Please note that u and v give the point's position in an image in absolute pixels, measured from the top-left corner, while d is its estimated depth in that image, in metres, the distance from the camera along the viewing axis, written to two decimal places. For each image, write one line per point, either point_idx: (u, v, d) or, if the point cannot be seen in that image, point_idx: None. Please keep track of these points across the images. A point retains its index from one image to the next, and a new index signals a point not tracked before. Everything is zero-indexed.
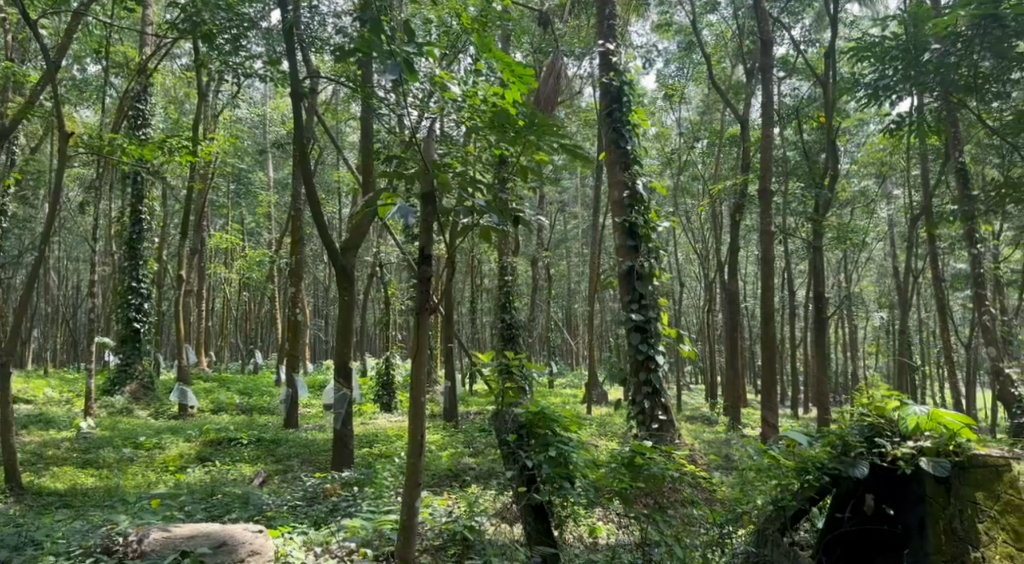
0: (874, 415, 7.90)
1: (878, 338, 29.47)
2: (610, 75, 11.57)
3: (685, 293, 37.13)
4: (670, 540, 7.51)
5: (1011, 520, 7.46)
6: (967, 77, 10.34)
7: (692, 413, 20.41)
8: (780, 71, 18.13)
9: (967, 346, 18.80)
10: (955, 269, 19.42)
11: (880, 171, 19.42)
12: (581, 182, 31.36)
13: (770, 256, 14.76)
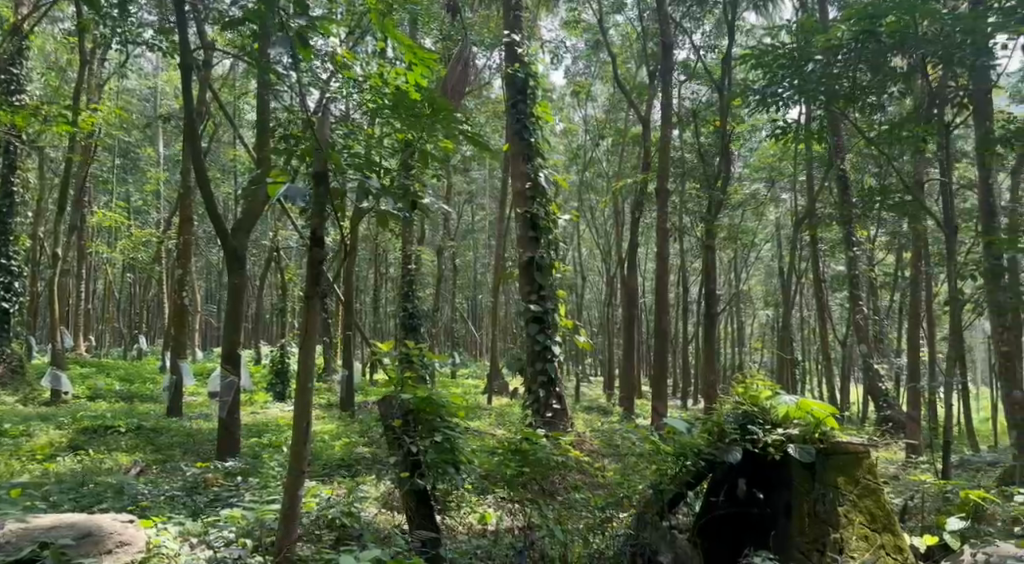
0: (749, 403, 8.11)
1: (765, 335, 30.84)
2: (515, 66, 11.72)
3: (587, 287, 37.93)
4: (551, 523, 7.46)
5: (868, 503, 8.03)
6: (847, 88, 10.68)
7: (587, 403, 20.87)
8: (682, 75, 18.65)
9: (843, 343, 19.90)
10: (836, 270, 20.49)
11: (771, 175, 20.29)
12: (488, 174, 31.55)
13: (666, 253, 15.20)
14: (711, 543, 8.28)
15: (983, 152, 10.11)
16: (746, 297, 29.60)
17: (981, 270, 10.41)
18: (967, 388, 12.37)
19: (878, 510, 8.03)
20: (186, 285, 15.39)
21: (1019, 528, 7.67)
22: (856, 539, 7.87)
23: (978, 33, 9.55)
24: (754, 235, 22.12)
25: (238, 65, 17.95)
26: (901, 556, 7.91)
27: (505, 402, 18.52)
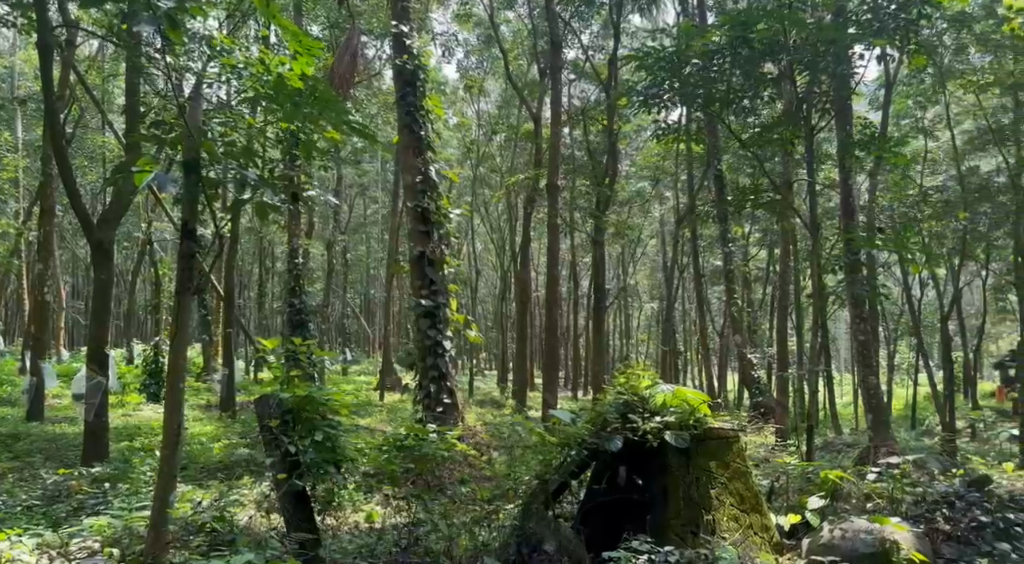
0: (630, 393, 8.35)
1: (650, 327, 31.88)
2: (404, 58, 11.42)
3: (481, 281, 38.25)
4: (436, 518, 7.43)
5: (737, 485, 8.26)
6: (721, 91, 11.10)
7: (480, 397, 21.08)
8: (571, 73, 18.99)
9: (720, 334, 20.83)
10: (713, 265, 21.41)
11: (654, 173, 20.99)
12: (381, 167, 31.25)
13: (556, 247, 15.44)
14: (595, 532, 8.34)
15: (843, 154, 10.77)
16: (633, 291, 30.45)
17: (841, 265, 11.09)
18: (831, 376, 13.12)
19: (747, 491, 8.29)
20: (45, 278, 15.07)
21: (869, 506, 8.09)
22: (725, 519, 8.06)
23: (838, 44, 10.16)
24: (641, 231, 22.81)
25: (108, 49, 17.21)
26: (767, 535, 8.24)
27: (394, 398, 18.52)
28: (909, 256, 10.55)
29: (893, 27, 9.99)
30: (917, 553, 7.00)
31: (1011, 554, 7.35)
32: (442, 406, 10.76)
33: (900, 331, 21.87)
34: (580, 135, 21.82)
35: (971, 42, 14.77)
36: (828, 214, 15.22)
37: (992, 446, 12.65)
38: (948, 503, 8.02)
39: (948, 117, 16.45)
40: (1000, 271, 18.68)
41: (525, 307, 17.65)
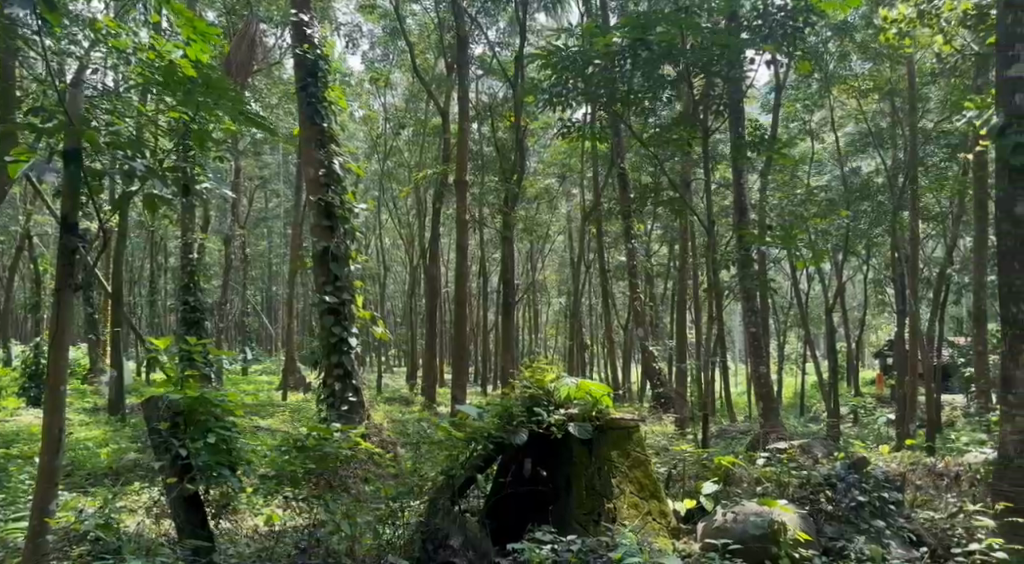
0: (535, 386, 8.14)
1: (558, 323, 32.24)
2: (305, 47, 10.99)
3: (390, 278, 37.97)
4: (338, 518, 7.00)
5: (637, 473, 8.37)
6: (624, 91, 11.22)
7: (387, 395, 20.87)
8: (478, 69, 18.97)
9: (625, 329, 21.20)
10: (619, 261, 21.78)
11: (562, 170, 21.22)
12: (283, 160, 30.49)
13: (463, 243, 15.35)
14: (501, 521, 8.31)
15: (737, 152, 11.22)
16: (540, 286, 30.79)
17: (735, 258, 11.46)
18: (729, 368, 13.48)
19: (647, 480, 8.39)
20: None
21: (760, 489, 8.33)
22: (627, 507, 8.17)
23: (730, 48, 10.60)
24: (547, 227, 23.08)
25: None
26: (665, 520, 8.33)
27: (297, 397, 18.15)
28: (795, 253, 11.17)
29: (781, 33, 10.65)
30: (803, 533, 7.27)
31: (886, 532, 7.68)
32: (344, 405, 10.55)
33: (791, 324, 22.77)
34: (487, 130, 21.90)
35: (855, 49, 15.52)
36: (725, 211, 15.69)
37: (876, 432, 13.28)
38: (830, 485, 8.19)
39: (833, 120, 17.28)
40: (882, 267, 19.69)
41: (433, 303, 17.55)
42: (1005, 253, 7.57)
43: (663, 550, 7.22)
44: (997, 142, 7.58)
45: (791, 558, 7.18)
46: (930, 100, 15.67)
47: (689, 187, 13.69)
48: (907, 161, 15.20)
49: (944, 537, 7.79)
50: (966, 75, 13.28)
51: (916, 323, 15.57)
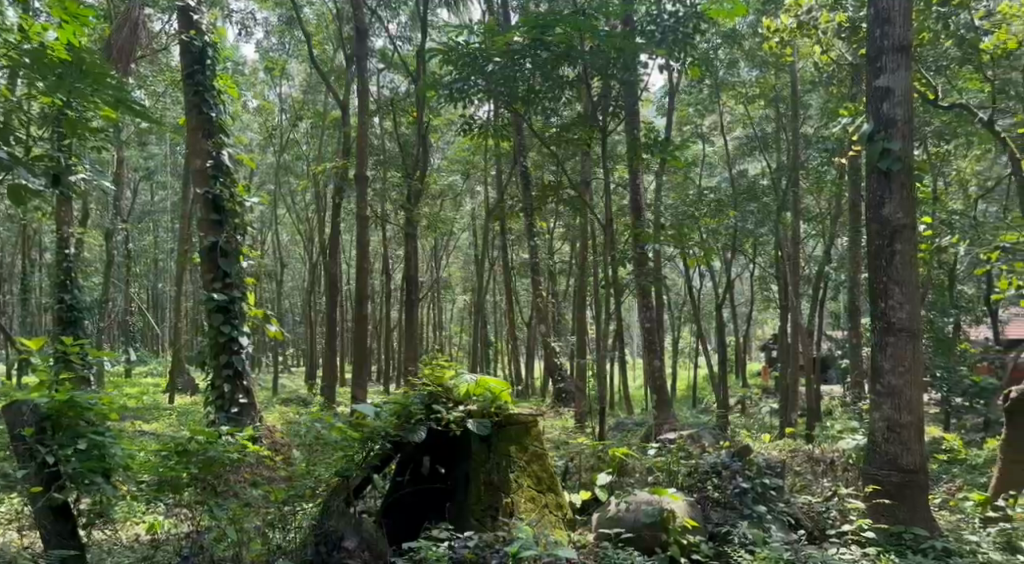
0: (434, 384, 7.82)
1: (463, 320, 32.28)
2: (192, 33, 10.53)
3: (290, 274, 37.24)
4: (223, 523, 6.68)
5: (535, 467, 8.10)
6: (524, 90, 11.11)
7: (285, 395, 20.38)
8: (379, 63, 18.71)
9: (529, 326, 21.32)
10: (523, 259, 21.91)
11: (467, 168, 21.27)
12: (171, 151, 29.35)
13: (364, 240, 15.12)
14: (400, 522, 7.95)
15: (632, 154, 11.42)
16: (443, 283, 30.78)
17: (629, 257, 11.69)
18: (626, 363, 13.71)
19: (543, 472, 8.14)
20: None
21: (651, 479, 8.46)
22: (524, 502, 7.82)
23: (625, 51, 10.76)
24: (451, 224, 23.07)
25: None
26: (560, 513, 8.06)
27: (189, 399, 17.55)
28: (687, 251, 11.46)
29: (671, 38, 10.83)
30: (691, 520, 7.40)
31: (767, 516, 7.93)
32: (234, 407, 10.26)
33: (685, 319, 23.40)
34: (388, 126, 21.72)
35: (743, 57, 16.06)
36: (621, 210, 15.97)
37: (764, 422, 13.78)
38: (716, 472, 8.40)
39: (723, 124, 17.84)
40: (770, 264, 20.46)
41: (332, 300, 17.27)
42: (877, 254, 8.18)
43: (557, 541, 7.21)
44: (866, 148, 8.28)
45: (679, 545, 7.30)
46: (811, 107, 16.40)
47: (587, 185, 13.86)
48: (791, 165, 15.84)
49: (819, 519, 8.20)
50: (843, 84, 13.95)
51: (802, 318, 16.17)
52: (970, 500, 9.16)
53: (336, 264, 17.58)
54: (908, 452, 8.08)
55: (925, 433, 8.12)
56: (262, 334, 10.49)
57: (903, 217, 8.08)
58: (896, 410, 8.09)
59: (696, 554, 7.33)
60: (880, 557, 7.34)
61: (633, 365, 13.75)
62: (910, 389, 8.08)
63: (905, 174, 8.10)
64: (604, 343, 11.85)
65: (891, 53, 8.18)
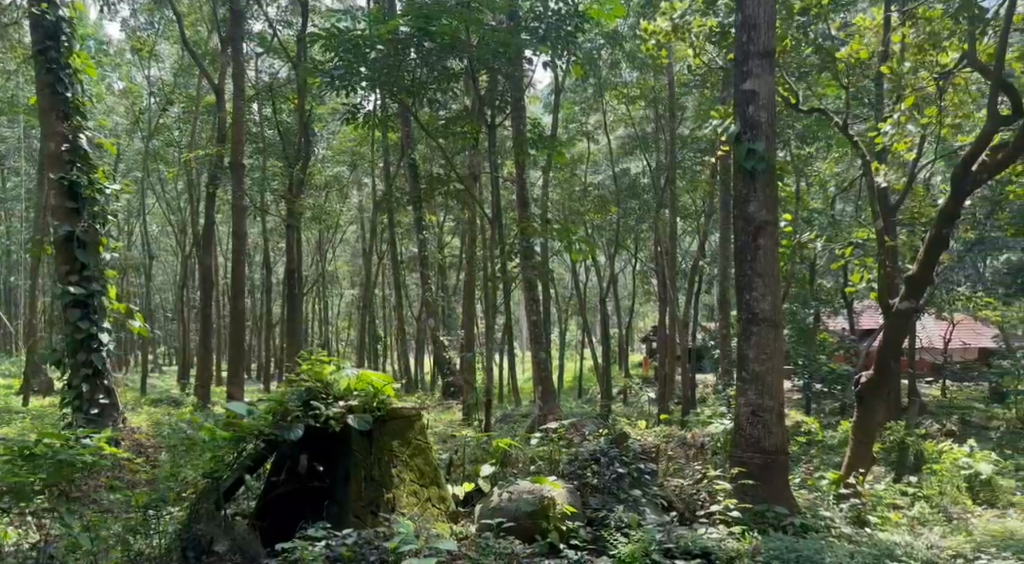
0: (312, 379, 7.64)
1: (350, 315, 32.05)
2: (43, 7, 9.96)
3: (161, 266, 35.93)
4: (76, 531, 6.35)
5: (417, 461, 8.16)
6: (409, 81, 11.11)
7: (157, 395, 19.70)
8: (259, 48, 18.30)
9: (418, 319, 21.40)
10: (410, 253, 21.94)
11: (353, 159, 21.19)
12: (27, 134, 27.61)
13: (241, 231, 14.51)
14: (275, 525, 7.62)
15: (518, 148, 11.66)
16: (330, 277, 30.47)
17: (514, 249, 11.85)
18: (509, 356, 13.99)
19: (426, 467, 8.21)
20: None
21: (533, 468, 8.70)
22: (406, 495, 7.88)
23: (511, 47, 10.87)
24: (337, 216, 22.89)
25: None
26: (443, 506, 8.15)
27: (51, 399, 16.71)
28: (570, 246, 11.75)
29: (555, 36, 11.13)
30: (570, 506, 7.51)
31: (642, 500, 8.27)
32: (93, 408, 9.95)
33: (570, 312, 23.96)
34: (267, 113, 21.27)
35: (624, 58, 16.55)
36: (508, 203, 16.19)
37: (644, 410, 14.30)
38: (595, 460, 8.64)
39: (605, 122, 18.31)
40: (648, 258, 21.17)
41: (207, 294, 16.77)
42: (742, 250, 8.69)
43: (441, 531, 7.32)
44: (733, 149, 8.78)
45: (559, 530, 7.41)
46: (687, 109, 17.09)
47: (472, 180, 14.02)
48: (670, 162, 16.47)
49: (690, 501, 8.61)
50: (715, 86, 14.59)
51: (680, 310, 16.79)
52: (825, 478, 9.78)
53: (210, 256, 17.09)
54: (770, 435, 8.62)
55: (785, 417, 8.67)
56: (125, 331, 10.21)
57: (766, 214, 8.62)
58: (759, 396, 8.61)
59: (575, 539, 7.48)
60: (744, 535, 7.79)
61: (517, 357, 14.03)
62: (772, 375, 8.61)
63: (772, 172, 8.64)
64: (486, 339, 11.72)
65: (757, 58, 8.67)
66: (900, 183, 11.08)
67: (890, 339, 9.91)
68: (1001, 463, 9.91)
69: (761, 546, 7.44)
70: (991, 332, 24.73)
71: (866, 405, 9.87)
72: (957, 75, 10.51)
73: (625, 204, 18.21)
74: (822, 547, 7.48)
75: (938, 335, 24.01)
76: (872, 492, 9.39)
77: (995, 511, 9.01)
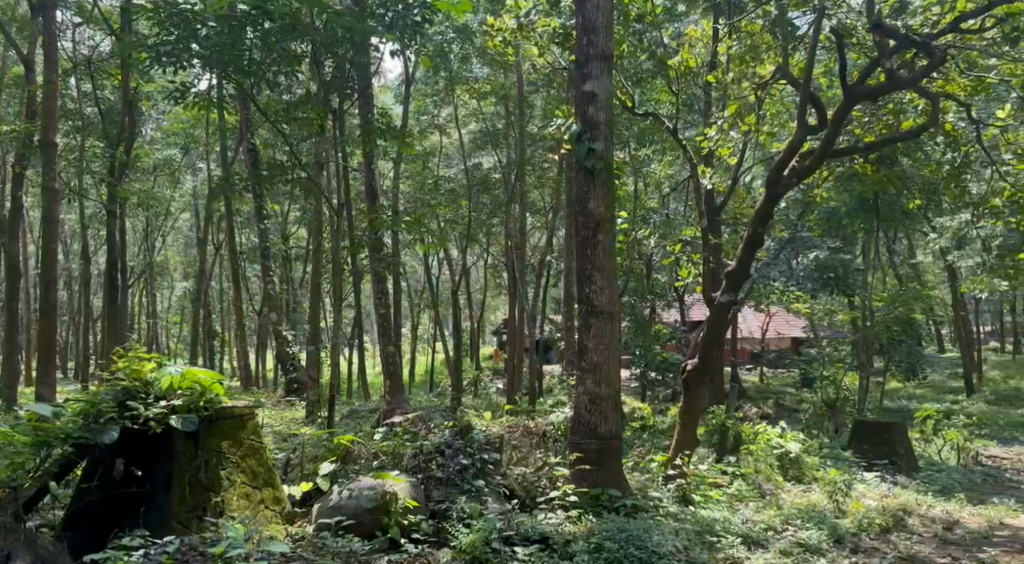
0: (130, 378, 7.29)
1: (182, 306, 30.84)
2: None
3: None
4: None
5: (251, 461, 7.95)
6: (241, 61, 10.04)
7: None
8: (77, 17, 16.97)
9: (258, 312, 20.87)
10: (250, 243, 21.39)
11: (186, 142, 20.47)
12: None
13: (53, 216, 12.73)
14: (85, 536, 7.07)
15: (364, 139, 11.33)
16: (161, 266, 29.21)
17: (364, 240, 11.77)
18: (357, 350, 13.93)
19: (261, 467, 8.01)
20: None
21: (376, 463, 8.57)
22: (237, 498, 7.70)
23: (356, 32, 10.23)
24: (168, 201, 21.91)
25: None
26: (278, 507, 7.99)
27: None
28: (421, 238, 11.77)
29: (400, 24, 10.63)
30: (412, 501, 7.60)
31: (485, 490, 8.38)
32: None
33: (421, 304, 24.24)
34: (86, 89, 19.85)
35: (475, 53, 16.69)
36: (357, 193, 15.98)
37: (492, 401, 14.66)
38: (440, 452, 8.68)
39: (456, 116, 18.46)
40: (493, 251, 21.57)
41: (16, 286, 15.57)
42: (583, 244, 9.17)
43: (277, 531, 7.38)
44: (575, 147, 9.27)
45: (399, 526, 7.51)
46: (535, 106, 17.52)
47: (316, 168, 13.80)
48: (520, 158, 16.83)
49: (531, 488, 9.03)
50: (560, 83, 14.97)
51: (526, 301, 17.20)
52: (655, 461, 10.57)
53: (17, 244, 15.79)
54: (606, 421, 9.15)
55: (619, 404, 9.24)
56: None
57: (604, 211, 9.13)
58: (597, 384, 9.13)
59: (415, 533, 7.59)
60: (580, 518, 8.31)
61: (365, 352, 14.07)
62: (609, 363, 9.16)
63: (609, 172, 9.17)
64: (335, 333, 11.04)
65: (596, 61, 9.16)
66: (723, 185, 12.04)
67: (712, 328, 10.69)
68: (807, 443, 10.92)
69: (595, 527, 7.98)
70: (800, 322, 27.19)
71: (690, 392, 10.65)
72: (773, 86, 11.52)
73: (477, 199, 18.82)
74: (649, 526, 8.07)
75: (756, 324, 26.05)
76: (696, 472, 10.14)
77: (802, 486, 9.96)
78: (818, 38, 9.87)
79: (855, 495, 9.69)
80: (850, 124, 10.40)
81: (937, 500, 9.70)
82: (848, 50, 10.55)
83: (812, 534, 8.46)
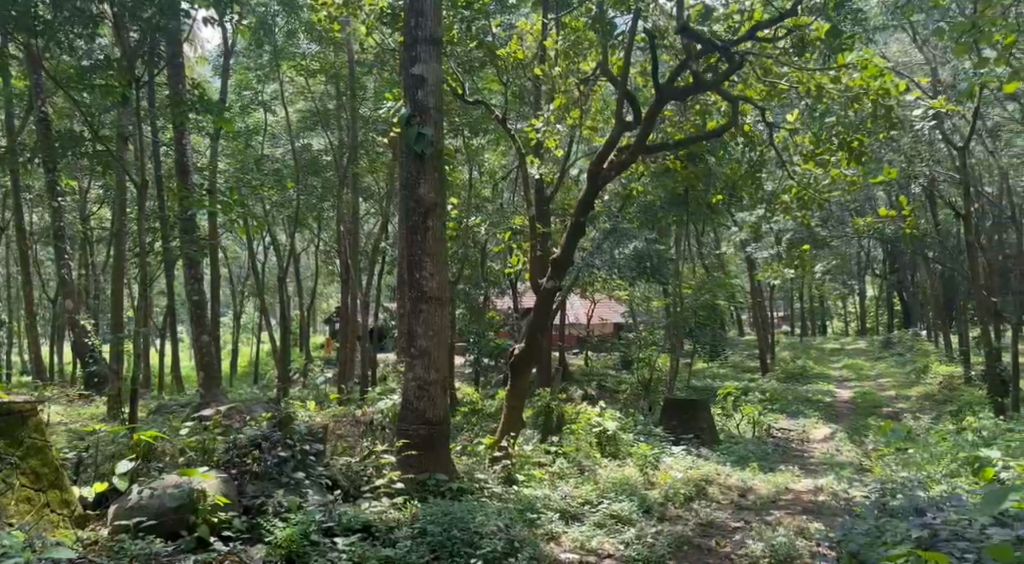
0: None
1: None
2: None
3: None
4: None
5: (32, 462, 7.35)
6: (26, 17, 9.20)
7: None
8: None
9: (53, 302, 19.49)
10: (43, 225, 19.93)
11: None
12: None
13: None
14: None
15: (174, 112, 10.78)
16: None
17: (177, 224, 11.44)
18: (165, 340, 13.43)
19: (44, 467, 7.41)
20: None
21: (182, 460, 8.38)
22: (17, 502, 7.06)
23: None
24: None
25: None
26: (66, 510, 7.45)
27: None
28: (241, 221, 11.48)
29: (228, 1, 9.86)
30: (222, 498, 7.58)
31: (305, 482, 8.47)
32: None
33: (241, 291, 23.62)
34: None
35: (302, 28, 16.46)
36: (169, 174, 15.39)
37: (319, 391, 14.55)
38: (257, 445, 8.61)
39: (281, 92, 18.22)
40: (317, 235, 21.30)
41: None
42: (413, 230, 9.30)
43: (69, 535, 7.07)
44: (404, 130, 9.34)
45: (209, 523, 7.48)
46: (366, 89, 17.41)
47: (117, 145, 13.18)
48: (352, 140, 16.75)
49: (356, 478, 8.99)
50: (388, 67, 14.95)
51: (354, 288, 17.10)
52: (482, 444, 10.91)
53: None
54: (433, 406, 9.40)
55: (447, 390, 9.49)
56: None
57: (432, 197, 9.31)
58: (426, 369, 9.32)
59: (228, 530, 7.59)
60: (405, 504, 8.53)
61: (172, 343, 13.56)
62: (436, 349, 9.35)
63: (437, 159, 9.33)
64: (135, 323, 10.55)
65: (424, 44, 9.30)
66: (550, 176, 12.46)
67: (540, 315, 11.07)
68: (623, 421, 11.59)
69: (419, 512, 8.23)
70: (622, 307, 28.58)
71: (518, 375, 11.03)
72: (596, 82, 12.01)
73: (306, 181, 18.76)
74: (473, 507, 8.34)
75: (581, 309, 27.11)
76: (521, 453, 10.53)
77: (617, 462, 10.56)
78: (633, 38, 10.34)
79: (663, 468, 10.40)
80: (664, 121, 11.09)
81: (734, 470, 10.54)
82: (662, 51, 11.13)
83: (624, 506, 8.99)
